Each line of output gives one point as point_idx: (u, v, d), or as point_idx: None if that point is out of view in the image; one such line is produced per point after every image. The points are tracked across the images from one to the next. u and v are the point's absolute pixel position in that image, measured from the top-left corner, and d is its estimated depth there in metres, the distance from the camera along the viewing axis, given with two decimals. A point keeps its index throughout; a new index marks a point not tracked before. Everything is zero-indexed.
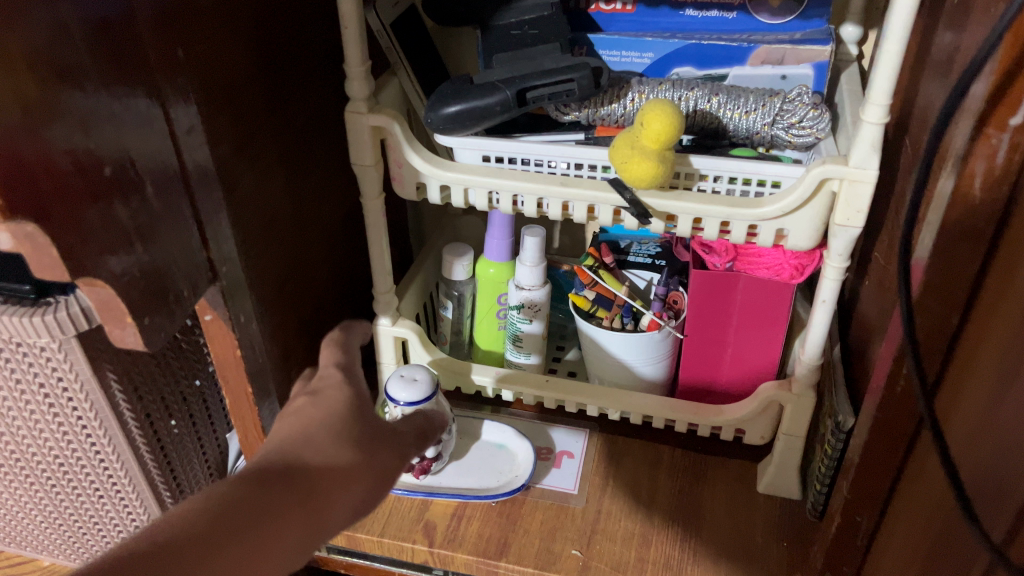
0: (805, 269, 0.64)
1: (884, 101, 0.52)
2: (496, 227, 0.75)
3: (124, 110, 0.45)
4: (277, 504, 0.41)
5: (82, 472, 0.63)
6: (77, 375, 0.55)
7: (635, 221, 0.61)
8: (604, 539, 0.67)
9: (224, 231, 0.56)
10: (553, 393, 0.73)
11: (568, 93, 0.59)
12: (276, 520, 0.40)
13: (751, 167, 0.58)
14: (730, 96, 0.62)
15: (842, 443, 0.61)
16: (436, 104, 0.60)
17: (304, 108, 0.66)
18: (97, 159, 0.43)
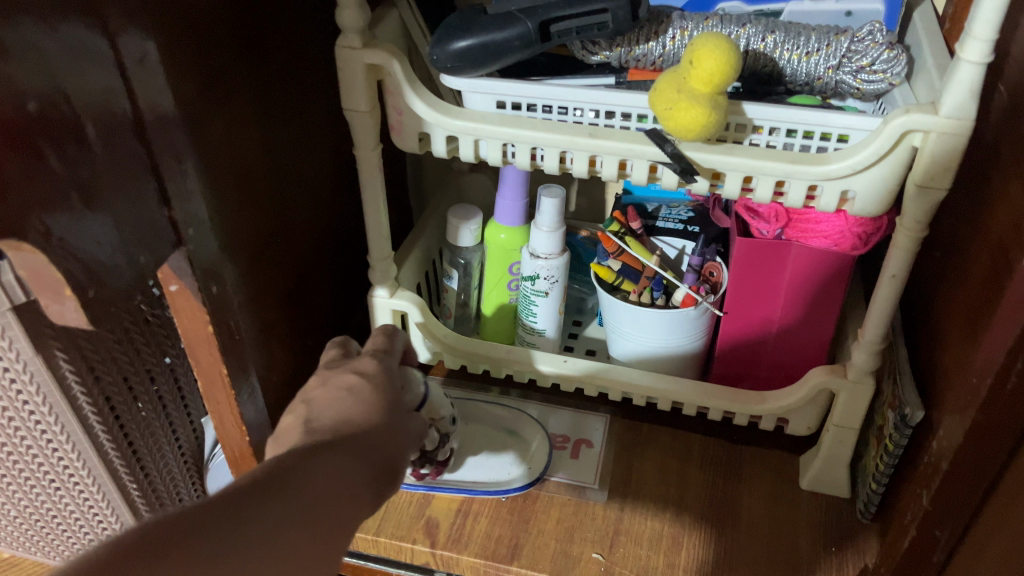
0: (869, 239, 0.55)
1: (989, 35, 0.42)
2: (508, 186, 0.66)
3: (54, 34, 0.36)
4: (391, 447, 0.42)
5: (34, 462, 0.55)
6: (18, 355, 0.46)
7: (675, 178, 0.52)
8: (628, 541, 0.60)
9: (193, 187, 0.47)
10: (571, 375, 0.65)
11: (600, 27, 0.50)
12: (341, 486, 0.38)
13: (816, 117, 0.49)
14: (789, 34, 0.52)
15: (908, 439, 0.53)
16: (442, 38, 0.51)
17: (286, 45, 0.56)
18: (17, 92, 0.34)
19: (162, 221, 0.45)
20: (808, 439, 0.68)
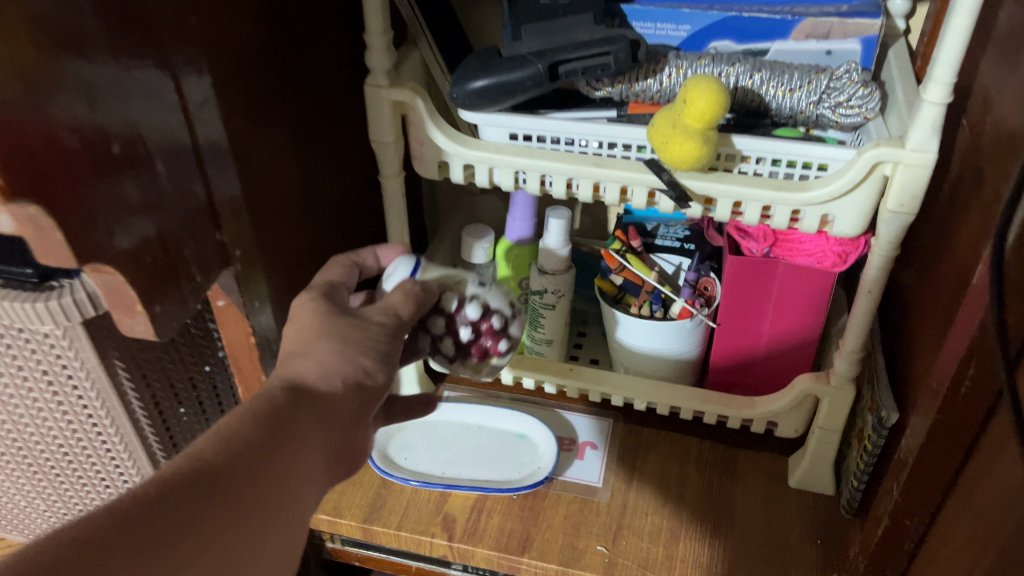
0: (849, 257, 0.60)
1: (948, 79, 0.48)
2: (518, 208, 0.71)
3: (133, 84, 0.41)
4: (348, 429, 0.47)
5: (87, 461, 0.60)
6: (83, 362, 0.52)
7: (671, 204, 0.58)
8: (630, 535, 0.65)
9: (240, 212, 0.53)
10: (577, 382, 0.70)
11: (603, 67, 0.55)
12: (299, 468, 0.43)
13: (798, 149, 0.55)
14: (774, 72, 0.58)
15: (884, 439, 0.58)
16: (461, 78, 0.57)
17: (319, 81, 0.62)
18: (104, 135, 0.40)
19: (213, 241, 0.50)
20: (797, 441, 0.73)
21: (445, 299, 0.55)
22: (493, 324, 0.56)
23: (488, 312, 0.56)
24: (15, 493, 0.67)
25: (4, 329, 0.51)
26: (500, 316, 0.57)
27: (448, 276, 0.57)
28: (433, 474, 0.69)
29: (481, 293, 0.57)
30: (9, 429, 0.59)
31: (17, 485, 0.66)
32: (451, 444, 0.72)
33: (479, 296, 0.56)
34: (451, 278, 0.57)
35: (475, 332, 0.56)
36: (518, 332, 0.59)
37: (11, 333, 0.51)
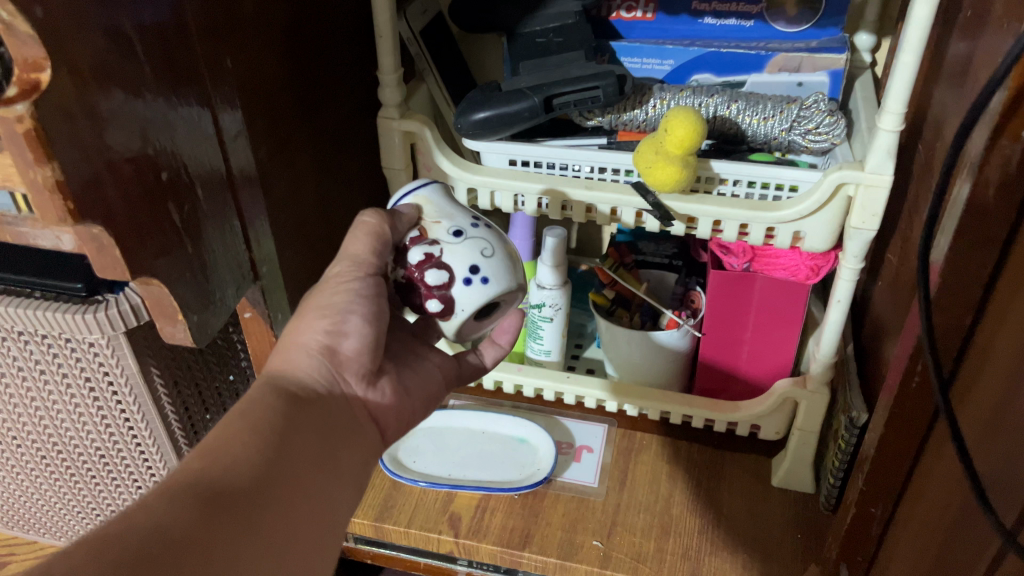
0: (821, 270, 0.66)
1: (899, 109, 0.53)
2: (518, 228, 0.77)
3: (178, 118, 0.47)
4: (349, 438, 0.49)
5: (122, 464, 0.65)
6: (123, 369, 0.56)
7: (657, 223, 0.63)
8: (624, 530, 0.70)
9: (264, 232, 0.59)
10: (574, 388, 0.76)
11: (594, 99, 0.61)
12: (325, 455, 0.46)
13: (770, 172, 0.61)
14: (749, 103, 0.64)
15: (856, 437, 0.63)
16: (465, 110, 0.63)
17: (334, 112, 0.68)
18: (154, 164, 0.45)
19: (243, 257, 0.56)
20: (778, 444, 0.78)
21: (411, 230, 0.52)
22: (424, 279, 0.50)
23: (431, 264, 0.50)
24: (49, 498, 0.71)
25: (51, 340, 0.56)
26: (439, 276, 0.50)
27: (434, 210, 0.52)
28: (440, 476, 0.74)
29: (445, 240, 0.51)
30: (49, 435, 0.64)
31: (52, 489, 0.70)
32: (456, 448, 0.77)
33: (436, 246, 0.51)
34: (439, 211, 0.52)
35: (409, 278, 0.51)
36: (471, 304, 0.51)
37: (58, 342, 0.55)
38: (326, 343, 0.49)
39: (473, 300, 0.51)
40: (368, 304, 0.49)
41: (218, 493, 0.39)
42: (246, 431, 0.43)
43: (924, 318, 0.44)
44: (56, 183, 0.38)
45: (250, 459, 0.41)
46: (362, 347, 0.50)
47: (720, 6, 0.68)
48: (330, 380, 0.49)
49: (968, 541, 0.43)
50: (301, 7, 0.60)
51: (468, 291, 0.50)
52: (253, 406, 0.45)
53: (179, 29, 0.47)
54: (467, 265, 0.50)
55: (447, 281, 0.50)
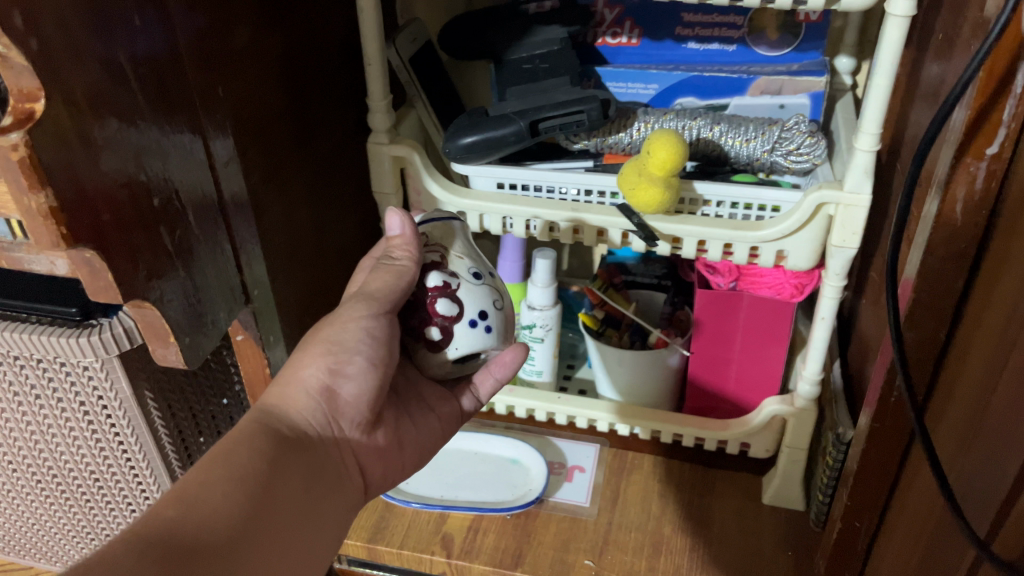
0: (805, 289, 0.66)
1: (874, 130, 0.54)
2: (508, 250, 0.78)
3: (171, 146, 0.49)
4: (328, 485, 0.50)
5: (117, 488, 0.65)
6: (117, 393, 0.57)
7: (643, 243, 0.64)
8: (615, 549, 0.70)
9: (256, 255, 0.60)
10: (565, 409, 0.76)
11: (578, 123, 0.63)
12: (303, 502, 0.47)
13: (752, 193, 0.62)
14: (731, 125, 0.65)
15: (843, 454, 0.63)
16: (453, 134, 0.64)
17: (325, 139, 0.69)
18: (148, 190, 0.47)
19: (234, 281, 0.57)
20: (768, 462, 0.78)
21: (431, 253, 0.53)
22: (434, 304, 0.51)
23: (445, 292, 0.51)
24: (44, 522, 0.71)
25: (45, 364, 0.56)
26: (450, 308, 0.51)
27: (460, 247, 0.54)
28: (433, 497, 0.75)
29: (464, 278, 0.52)
30: (44, 459, 0.64)
31: (47, 513, 0.70)
32: (449, 470, 0.78)
33: (455, 282, 0.52)
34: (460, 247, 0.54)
35: (417, 296, 0.52)
36: (467, 345, 0.51)
37: (53, 367, 0.56)
38: (327, 384, 0.50)
39: (469, 342, 0.51)
40: (375, 348, 0.49)
41: (188, 534, 0.40)
42: (226, 479, 0.43)
43: (897, 333, 0.45)
44: (50, 209, 0.39)
45: (228, 509, 0.42)
46: (362, 393, 0.50)
47: (703, 31, 0.69)
48: (323, 423, 0.50)
49: (947, 553, 0.44)
50: (294, 36, 0.62)
51: (469, 332, 0.51)
52: (235, 451, 0.45)
53: (174, 60, 0.48)
54: (478, 309, 0.51)
55: (455, 315, 0.51)
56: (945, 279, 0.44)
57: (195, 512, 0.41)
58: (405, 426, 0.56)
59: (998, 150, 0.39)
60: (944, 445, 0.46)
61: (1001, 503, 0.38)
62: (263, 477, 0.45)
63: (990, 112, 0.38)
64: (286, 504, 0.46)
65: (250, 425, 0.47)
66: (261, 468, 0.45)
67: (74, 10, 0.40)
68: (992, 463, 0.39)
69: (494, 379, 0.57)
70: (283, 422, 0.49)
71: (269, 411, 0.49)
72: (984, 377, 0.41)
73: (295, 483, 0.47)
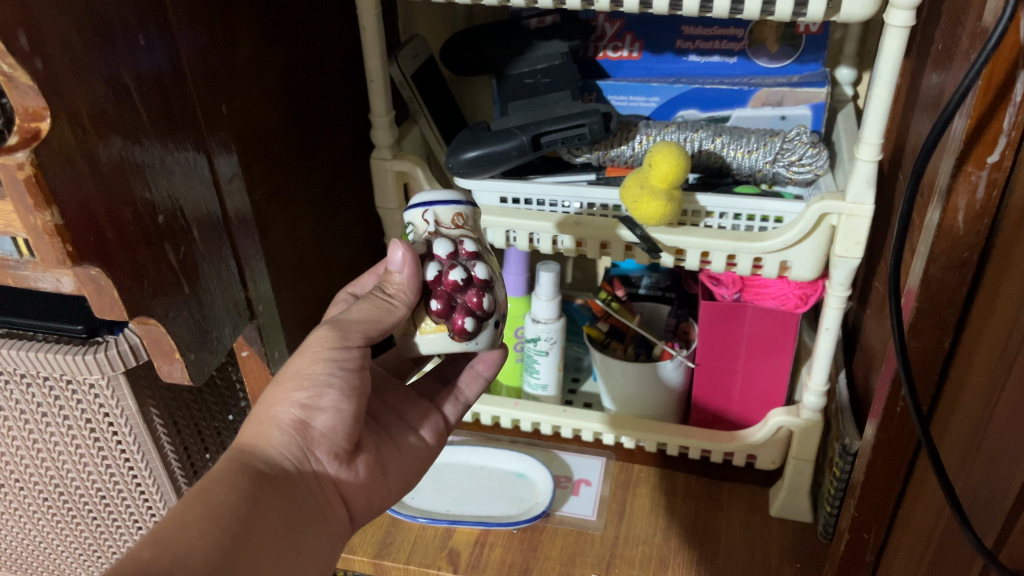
0: (809, 299, 0.67)
1: (876, 140, 0.54)
2: (512, 265, 0.77)
3: (175, 163, 0.49)
4: (314, 518, 0.49)
5: (123, 504, 0.65)
6: (123, 410, 0.57)
7: (646, 255, 0.64)
8: (623, 563, 0.70)
9: (260, 272, 0.60)
10: (571, 422, 0.76)
11: (580, 137, 0.63)
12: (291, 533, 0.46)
13: (754, 204, 0.62)
14: (733, 137, 0.65)
15: (850, 465, 0.63)
16: (455, 150, 0.64)
17: (329, 155, 0.70)
18: (153, 208, 0.47)
19: (238, 296, 0.58)
20: (775, 474, 0.78)
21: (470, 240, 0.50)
22: (482, 297, 0.50)
23: (488, 287, 0.50)
24: (50, 538, 0.71)
25: (52, 382, 0.57)
26: (489, 304, 0.50)
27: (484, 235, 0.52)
28: (439, 512, 0.74)
29: (496, 276, 0.52)
30: (51, 477, 0.64)
31: (54, 531, 0.70)
32: (454, 484, 0.78)
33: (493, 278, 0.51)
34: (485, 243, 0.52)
35: (465, 282, 0.49)
36: (483, 341, 0.51)
37: (60, 385, 0.56)
38: (300, 417, 0.48)
39: (485, 339, 0.51)
40: (349, 379, 0.48)
41: (189, 553, 0.40)
42: (205, 517, 0.42)
43: (901, 342, 0.45)
44: (56, 227, 0.39)
45: (204, 547, 0.40)
46: (335, 423, 0.49)
47: (703, 44, 0.70)
48: (299, 456, 0.48)
49: (954, 563, 0.43)
50: (297, 53, 0.63)
51: (491, 331, 0.51)
52: (216, 486, 0.44)
53: (177, 78, 0.49)
54: (499, 309, 0.52)
55: (491, 313, 0.51)
56: (948, 289, 0.44)
57: (172, 548, 0.40)
58: (389, 445, 0.56)
59: (999, 159, 0.39)
60: (951, 455, 0.45)
61: (1007, 512, 0.38)
62: (242, 515, 0.44)
63: (990, 120, 0.38)
64: (267, 539, 0.44)
65: (229, 464, 0.46)
66: (238, 504, 0.44)
67: (78, 30, 0.40)
68: (998, 470, 0.39)
69: (482, 378, 0.61)
70: (260, 460, 0.47)
71: (244, 439, 0.48)
72: (989, 387, 0.41)
73: (276, 518, 0.46)
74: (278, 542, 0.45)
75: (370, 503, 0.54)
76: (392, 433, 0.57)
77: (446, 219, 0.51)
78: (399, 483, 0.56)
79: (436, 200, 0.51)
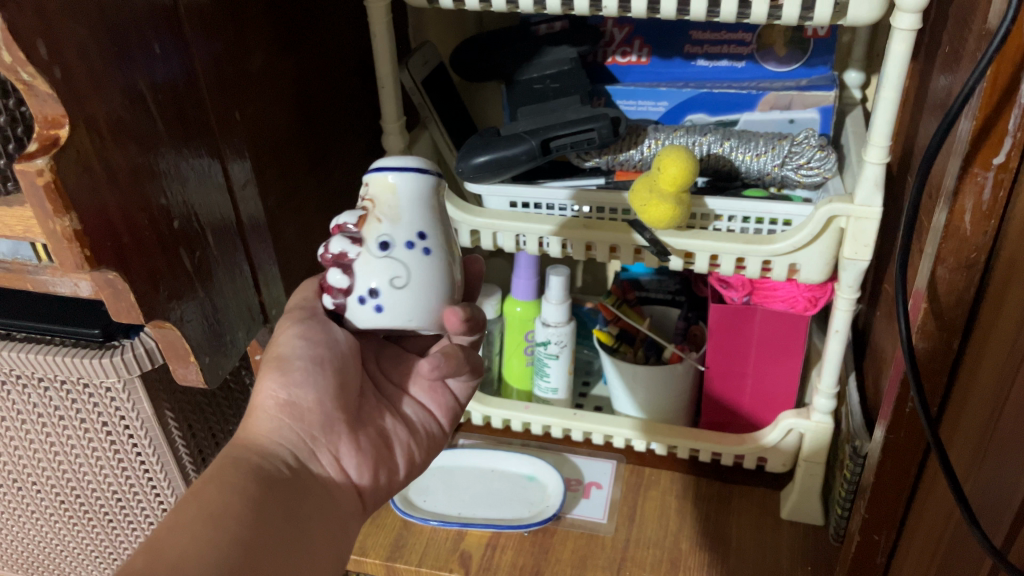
0: (819, 301, 0.66)
1: (884, 143, 0.54)
2: (521, 267, 0.78)
3: (189, 169, 0.50)
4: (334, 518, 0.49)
5: (138, 506, 0.66)
6: (138, 413, 0.58)
7: (655, 259, 0.65)
8: (633, 566, 0.70)
9: (273, 276, 0.61)
10: (581, 424, 0.76)
11: (589, 141, 0.63)
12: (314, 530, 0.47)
13: (763, 207, 0.62)
14: (742, 140, 0.65)
15: (860, 467, 0.63)
16: (465, 154, 0.64)
17: (340, 161, 0.71)
18: (168, 213, 0.48)
19: (252, 301, 0.59)
20: (786, 477, 0.78)
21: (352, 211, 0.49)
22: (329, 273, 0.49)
23: (341, 263, 0.48)
24: (66, 540, 0.72)
25: (69, 385, 0.58)
26: (337, 281, 0.48)
27: (387, 206, 0.47)
28: (450, 514, 0.75)
29: (366, 249, 0.47)
30: (68, 479, 0.65)
31: (70, 533, 0.71)
32: (465, 487, 0.78)
33: (350, 254, 0.47)
34: (393, 208, 0.47)
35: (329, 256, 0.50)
36: (361, 319, 0.49)
37: (76, 388, 0.57)
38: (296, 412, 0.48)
39: (361, 317, 0.49)
40: (314, 347, 0.50)
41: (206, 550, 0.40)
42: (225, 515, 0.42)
43: (909, 344, 0.45)
44: (75, 232, 0.40)
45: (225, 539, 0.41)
46: None
47: (712, 48, 0.70)
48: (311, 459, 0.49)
49: (964, 564, 0.43)
50: (309, 61, 0.63)
51: (360, 308, 0.48)
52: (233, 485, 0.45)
53: (191, 86, 0.50)
54: (366, 287, 0.47)
55: (346, 290, 0.48)
56: (956, 290, 0.44)
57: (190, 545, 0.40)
58: None
59: (1005, 160, 0.39)
60: (959, 456, 0.46)
61: (1016, 512, 0.38)
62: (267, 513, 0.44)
63: (995, 122, 0.39)
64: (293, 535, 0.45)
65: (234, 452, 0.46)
66: (252, 491, 0.44)
67: (96, 40, 0.41)
68: (1007, 470, 0.39)
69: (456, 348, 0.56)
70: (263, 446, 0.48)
71: (259, 440, 0.49)
72: (997, 387, 0.41)
73: (297, 516, 0.46)
74: (300, 534, 0.45)
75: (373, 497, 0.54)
76: (391, 399, 0.57)
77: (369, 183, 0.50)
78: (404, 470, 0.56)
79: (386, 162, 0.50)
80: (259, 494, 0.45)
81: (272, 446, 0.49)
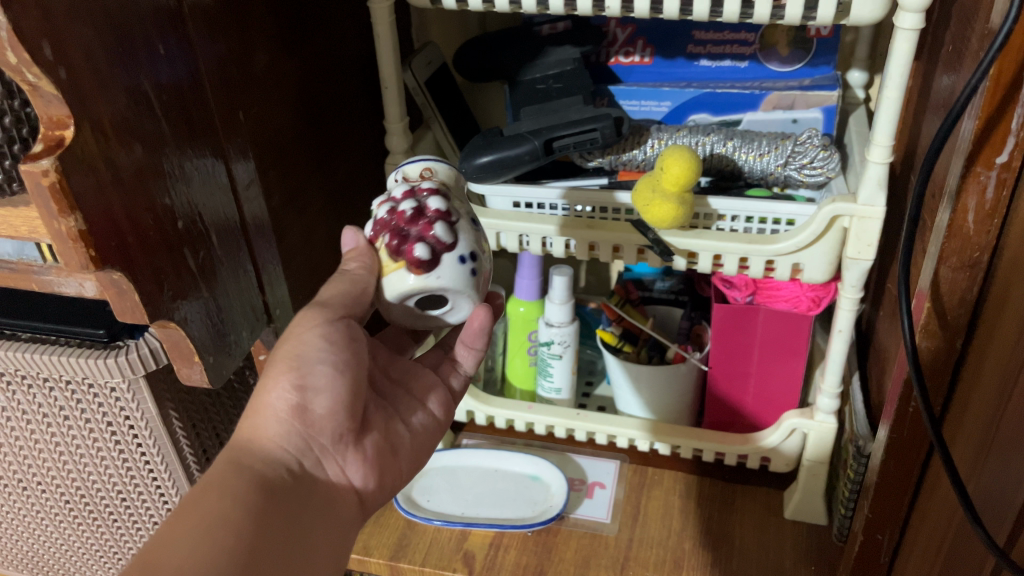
0: (822, 301, 0.67)
1: (887, 142, 0.54)
2: (524, 268, 0.78)
3: (193, 170, 0.50)
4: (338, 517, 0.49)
5: (143, 506, 0.66)
6: (143, 413, 0.58)
7: (659, 258, 0.65)
8: (637, 565, 0.70)
9: (277, 277, 0.61)
10: (585, 424, 0.76)
11: (592, 141, 0.63)
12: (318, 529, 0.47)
13: (766, 206, 0.62)
14: (745, 140, 0.65)
15: (864, 467, 0.63)
16: (468, 155, 0.64)
17: (344, 162, 0.71)
18: (172, 213, 0.48)
19: (256, 301, 0.59)
20: (789, 476, 0.78)
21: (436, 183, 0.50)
22: (434, 225, 0.47)
23: (447, 219, 0.48)
24: (71, 540, 0.72)
25: (74, 385, 0.58)
26: (446, 233, 0.47)
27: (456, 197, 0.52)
28: (454, 514, 0.75)
29: (466, 219, 0.49)
30: (73, 479, 0.66)
31: (75, 532, 0.71)
32: (468, 487, 0.78)
33: (456, 214, 0.48)
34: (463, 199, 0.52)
35: (415, 213, 0.48)
36: (449, 281, 0.47)
37: (81, 388, 0.58)
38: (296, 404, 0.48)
39: (449, 278, 0.47)
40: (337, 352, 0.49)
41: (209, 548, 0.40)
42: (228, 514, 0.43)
43: (911, 343, 0.45)
44: (79, 232, 0.40)
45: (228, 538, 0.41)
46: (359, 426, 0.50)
47: (715, 48, 0.70)
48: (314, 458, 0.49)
49: (968, 563, 0.43)
50: (313, 62, 0.64)
51: (457, 268, 0.48)
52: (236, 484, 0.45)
53: (196, 87, 0.50)
54: (469, 248, 0.48)
55: (450, 246, 0.47)
56: (959, 289, 0.44)
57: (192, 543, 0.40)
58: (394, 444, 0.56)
59: (1008, 159, 0.39)
60: (964, 456, 0.46)
61: (1019, 511, 0.38)
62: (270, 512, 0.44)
63: (998, 121, 0.39)
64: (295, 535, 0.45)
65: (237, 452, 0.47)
66: (255, 490, 0.44)
67: (101, 41, 0.41)
68: (1010, 469, 0.39)
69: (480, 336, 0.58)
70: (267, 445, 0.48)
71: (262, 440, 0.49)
72: (1000, 386, 0.41)
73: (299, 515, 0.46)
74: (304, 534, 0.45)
75: (376, 497, 0.54)
76: (394, 398, 0.57)
77: (415, 174, 0.52)
78: (407, 470, 0.56)
79: (408, 162, 0.53)
80: (263, 493, 0.45)
81: (275, 447, 0.48)
